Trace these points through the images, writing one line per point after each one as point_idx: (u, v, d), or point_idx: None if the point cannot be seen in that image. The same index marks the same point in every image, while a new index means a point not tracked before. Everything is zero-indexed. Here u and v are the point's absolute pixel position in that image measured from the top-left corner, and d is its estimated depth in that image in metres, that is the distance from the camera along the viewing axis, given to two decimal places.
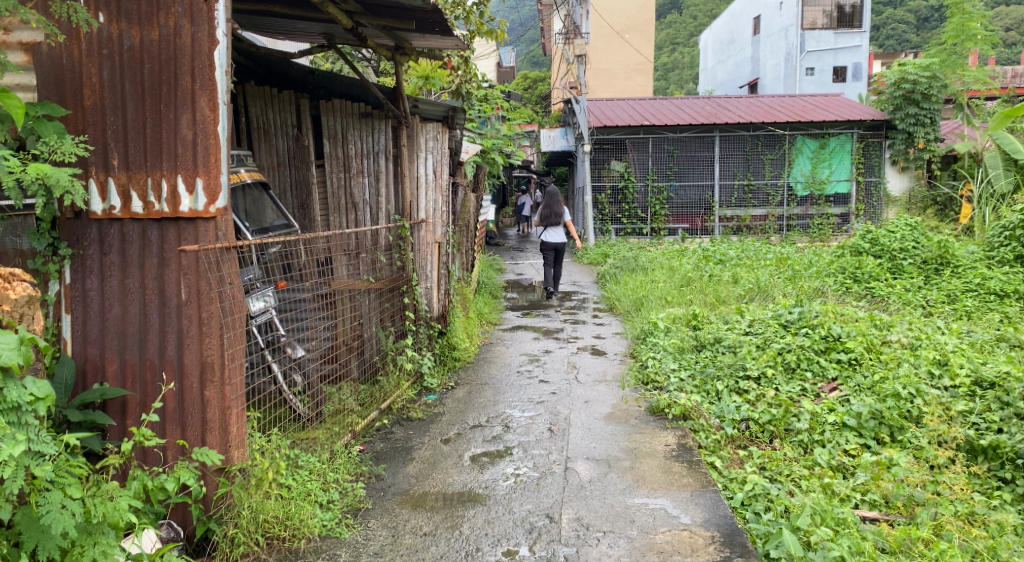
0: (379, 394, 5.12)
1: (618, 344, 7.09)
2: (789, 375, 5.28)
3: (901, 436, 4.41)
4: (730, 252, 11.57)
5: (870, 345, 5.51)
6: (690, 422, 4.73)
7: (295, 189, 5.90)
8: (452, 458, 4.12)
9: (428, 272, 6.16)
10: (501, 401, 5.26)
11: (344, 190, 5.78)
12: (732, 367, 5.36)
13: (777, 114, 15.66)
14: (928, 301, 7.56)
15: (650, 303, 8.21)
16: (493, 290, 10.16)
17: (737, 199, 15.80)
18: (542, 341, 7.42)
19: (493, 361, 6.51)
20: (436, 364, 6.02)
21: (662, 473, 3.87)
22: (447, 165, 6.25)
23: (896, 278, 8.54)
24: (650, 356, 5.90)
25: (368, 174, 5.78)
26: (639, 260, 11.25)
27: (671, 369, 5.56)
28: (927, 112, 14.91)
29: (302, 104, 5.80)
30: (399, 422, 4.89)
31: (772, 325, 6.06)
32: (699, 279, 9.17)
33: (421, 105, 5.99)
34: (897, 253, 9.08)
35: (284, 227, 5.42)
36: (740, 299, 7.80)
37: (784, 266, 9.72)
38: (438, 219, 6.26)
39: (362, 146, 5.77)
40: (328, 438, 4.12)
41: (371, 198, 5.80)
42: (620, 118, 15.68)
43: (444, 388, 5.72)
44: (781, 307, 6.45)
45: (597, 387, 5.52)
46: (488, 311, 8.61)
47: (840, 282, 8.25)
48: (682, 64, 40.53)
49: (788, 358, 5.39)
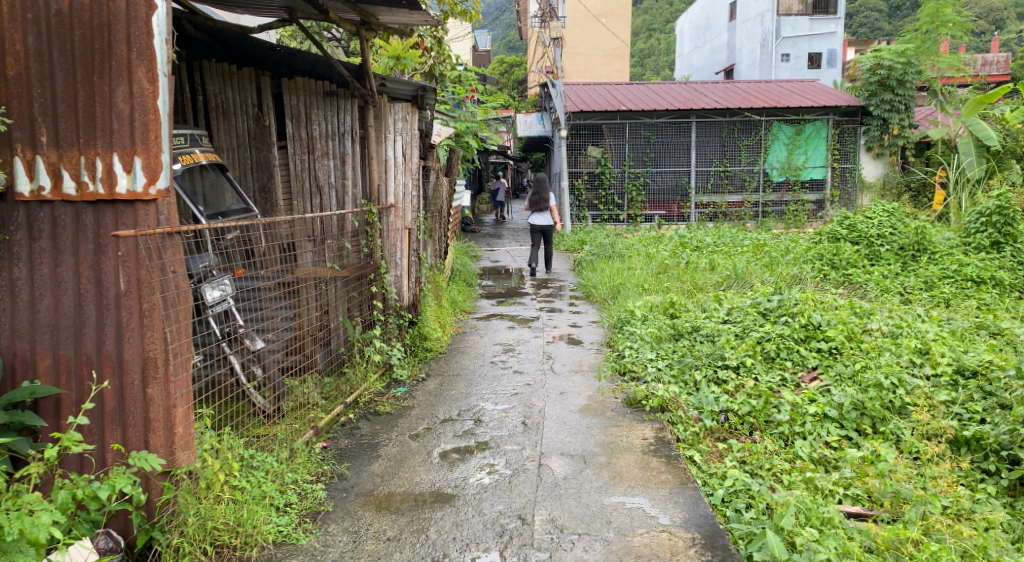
0: (346, 387, 4.89)
1: (594, 333, 6.92)
2: (768, 365, 5.17)
3: (883, 428, 4.37)
4: (707, 238, 11.47)
5: (851, 333, 5.40)
6: (667, 414, 4.56)
7: (257, 171, 5.65)
8: (421, 456, 3.92)
9: (398, 260, 5.87)
10: (474, 393, 5.08)
11: (308, 173, 5.51)
12: (710, 357, 5.24)
13: (753, 101, 15.60)
14: (905, 288, 7.51)
15: (626, 291, 8.05)
16: (467, 277, 9.93)
17: (714, 184, 15.71)
18: (517, 331, 7.23)
19: (466, 352, 6.28)
20: (407, 355, 5.79)
21: (640, 469, 3.71)
22: (417, 148, 5.99)
23: (874, 265, 8.48)
24: (627, 345, 5.74)
25: (334, 156, 5.54)
26: (616, 247, 11.07)
27: (648, 359, 5.39)
28: (901, 98, 14.93)
29: (262, 82, 5.58)
30: (366, 416, 4.64)
31: (751, 313, 5.90)
32: (676, 266, 9.02)
33: (391, 84, 5.66)
34: (874, 239, 9.02)
35: (244, 212, 5.11)
36: (718, 286, 7.67)
37: (761, 252, 9.64)
38: (408, 204, 5.96)
39: (328, 129, 5.55)
40: (287, 435, 3.89)
41: (336, 180, 5.56)
42: (597, 103, 15.47)
43: (415, 380, 5.48)
44: (760, 294, 6.32)
45: (572, 378, 5.34)
46: (461, 300, 8.37)
47: (818, 269, 8.18)
48: (658, 51, 40.37)
49: (768, 347, 5.27)
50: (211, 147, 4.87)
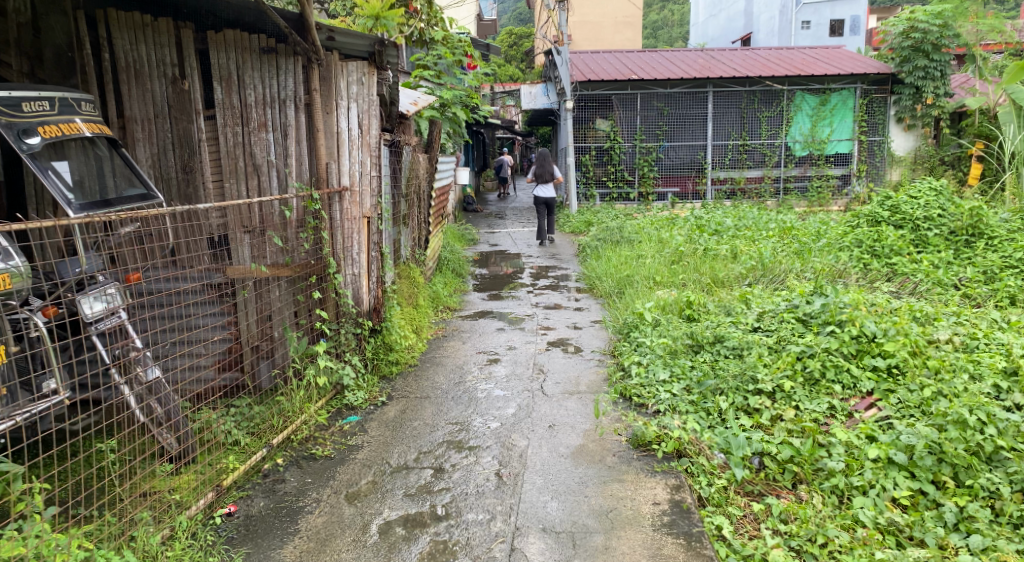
0: (279, 420, 3.84)
1: (596, 338, 5.86)
2: (811, 390, 4.12)
3: (971, 481, 3.29)
4: (726, 220, 10.31)
5: (915, 348, 4.27)
6: (686, 462, 3.51)
7: (178, 147, 4.59)
8: (351, 533, 2.93)
9: (354, 254, 4.74)
10: (441, 425, 4.04)
11: (242, 149, 4.55)
12: (738, 379, 4.19)
13: (775, 69, 14.32)
14: (960, 281, 6.40)
15: (635, 285, 6.98)
16: (458, 267, 8.88)
17: (731, 159, 14.50)
18: (507, 334, 6.19)
19: (441, 364, 5.23)
20: (366, 371, 4.74)
21: (648, 560, 2.72)
22: (379, 118, 4.77)
23: (921, 252, 7.35)
24: (634, 360, 4.67)
25: (273, 127, 4.56)
26: (624, 230, 9.94)
27: (660, 381, 4.32)
28: (937, 64, 13.56)
29: (183, 35, 4.51)
30: (296, 463, 3.59)
31: (787, 321, 4.77)
32: (692, 255, 7.91)
33: (340, 37, 4.58)
34: (921, 222, 7.82)
35: (143, 198, 4.20)
36: (744, 282, 6.57)
37: (788, 238, 8.52)
38: (367, 187, 4.77)
39: (264, 94, 4.55)
40: (160, 517, 2.86)
41: (277, 158, 4.59)
42: (606, 72, 14.26)
43: (372, 405, 4.40)
44: (796, 295, 5.16)
45: (565, 403, 4.30)
46: (446, 295, 7.34)
47: (857, 259, 7.14)
48: (671, 23, 38.76)
49: (811, 366, 4.21)
50: (95, 118, 4.04)
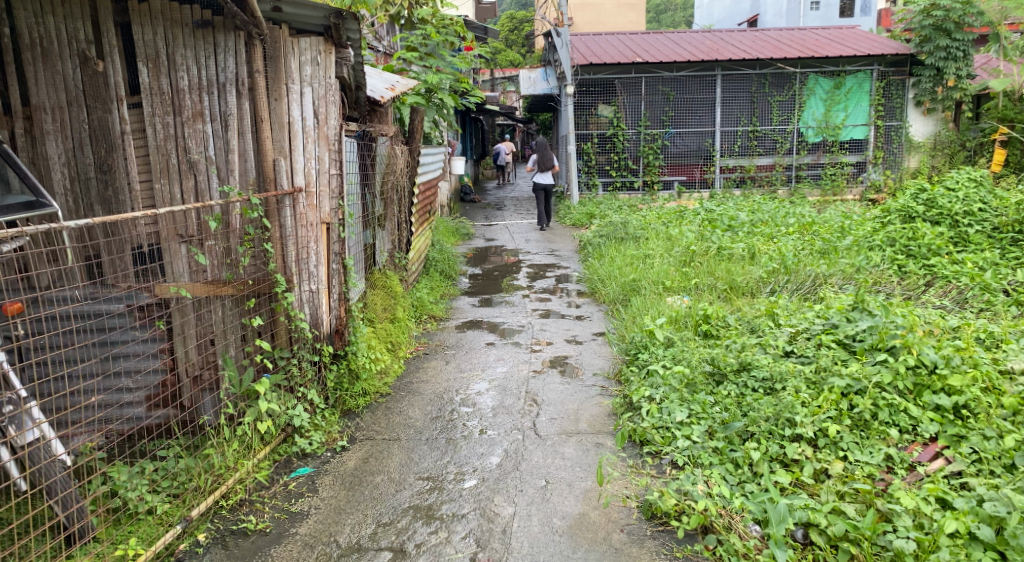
0: (206, 480, 3.10)
1: (599, 357, 5.11)
2: (861, 435, 3.37)
3: None
4: (740, 213, 9.49)
5: (986, 383, 3.52)
6: (715, 539, 2.77)
7: (96, 141, 3.80)
8: None
9: (312, 268, 4.00)
10: (410, 482, 3.31)
11: (174, 143, 3.79)
12: (772, 421, 3.46)
13: (786, 50, 13.47)
14: (1010, 286, 5.59)
15: (642, 292, 6.22)
16: (447, 267, 8.03)
17: (741, 146, 13.66)
18: (497, 350, 5.45)
19: (416, 391, 4.47)
20: (327, 407, 4.01)
21: None
22: (339, 106, 4.07)
23: (963, 252, 6.56)
24: (644, 394, 3.91)
25: (212, 117, 3.79)
26: (629, 225, 9.14)
27: (676, 423, 3.58)
28: (959, 44, 12.61)
29: (99, 4, 3.69)
30: (222, 542, 2.86)
31: (827, 345, 4.00)
32: (704, 255, 7.12)
33: (287, 9, 3.77)
34: (960, 217, 7.03)
35: (27, 207, 3.33)
36: (766, 288, 5.78)
37: (810, 235, 7.75)
38: (325, 187, 4.06)
39: (200, 77, 3.78)
40: None
41: (216, 154, 3.82)
42: (608, 54, 13.44)
43: (330, 451, 3.67)
44: (833, 312, 4.40)
45: (562, 450, 3.58)
46: (431, 302, 6.58)
47: (890, 260, 6.38)
48: (675, 5, 37.68)
49: (861, 406, 3.46)
50: None
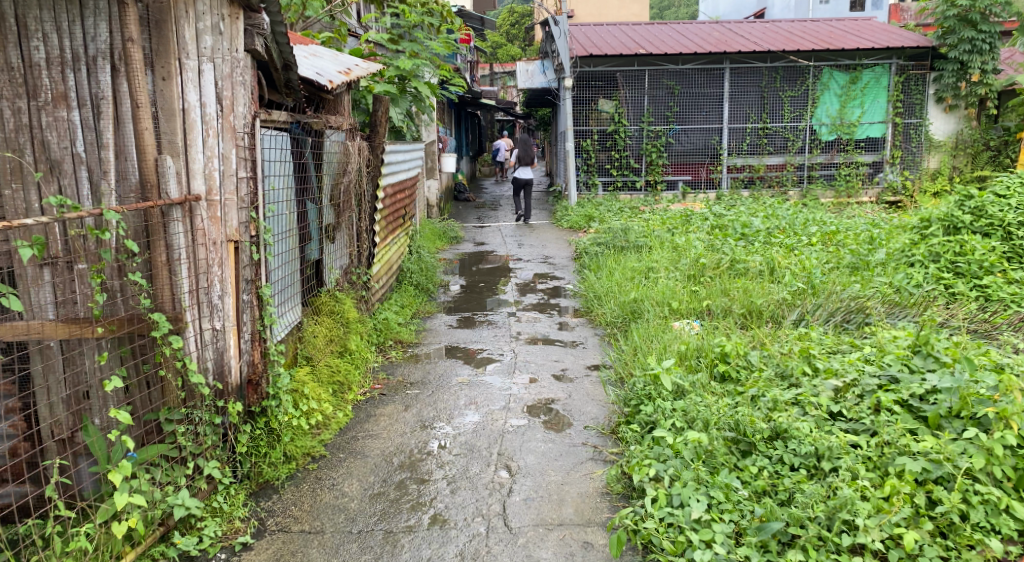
0: None
1: (592, 403, 4.16)
2: (952, 547, 2.41)
3: None
4: (754, 218, 8.53)
5: None
6: None
7: None
8: None
9: (213, 298, 3.10)
10: None
11: (28, 137, 2.73)
12: (824, 521, 2.51)
13: (800, 42, 12.50)
14: None
15: (645, 317, 5.27)
16: (424, 279, 7.08)
17: (750, 144, 12.70)
18: (468, 388, 4.50)
19: (357, 453, 3.54)
20: (234, 483, 3.08)
21: None
22: (246, 89, 3.29)
23: (1019, 270, 5.59)
24: (648, 472, 2.97)
25: (80, 100, 2.77)
26: (631, 231, 8.18)
27: (694, 520, 2.63)
28: (985, 35, 11.61)
29: None
30: None
31: (886, 407, 3.06)
32: (716, 270, 6.16)
33: None
34: (1014, 228, 6.06)
35: None
36: (793, 315, 4.83)
37: (836, 246, 6.78)
38: (232, 195, 3.19)
39: (63, 49, 2.75)
40: None
41: (85, 151, 2.79)
42: (609, 46, 12.47)
43: (225, 551, 2.74)
44: (888, 358, 3.45)
45: (538, 556, 2.66)
46: (399, 324, 5.63)
47: (935, 280, 5.43)
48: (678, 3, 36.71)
49: (949, 504, 2.50)
50: None
